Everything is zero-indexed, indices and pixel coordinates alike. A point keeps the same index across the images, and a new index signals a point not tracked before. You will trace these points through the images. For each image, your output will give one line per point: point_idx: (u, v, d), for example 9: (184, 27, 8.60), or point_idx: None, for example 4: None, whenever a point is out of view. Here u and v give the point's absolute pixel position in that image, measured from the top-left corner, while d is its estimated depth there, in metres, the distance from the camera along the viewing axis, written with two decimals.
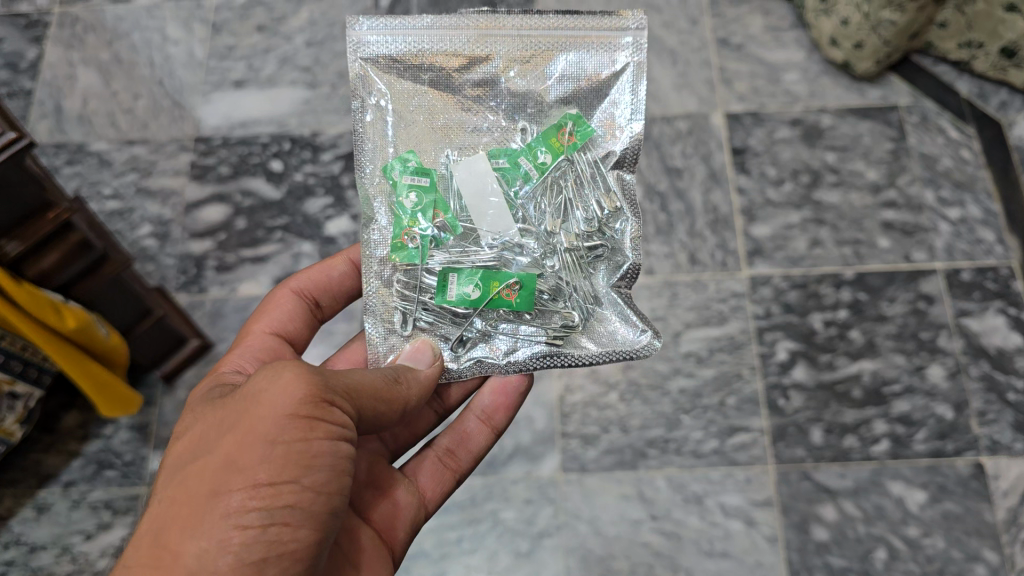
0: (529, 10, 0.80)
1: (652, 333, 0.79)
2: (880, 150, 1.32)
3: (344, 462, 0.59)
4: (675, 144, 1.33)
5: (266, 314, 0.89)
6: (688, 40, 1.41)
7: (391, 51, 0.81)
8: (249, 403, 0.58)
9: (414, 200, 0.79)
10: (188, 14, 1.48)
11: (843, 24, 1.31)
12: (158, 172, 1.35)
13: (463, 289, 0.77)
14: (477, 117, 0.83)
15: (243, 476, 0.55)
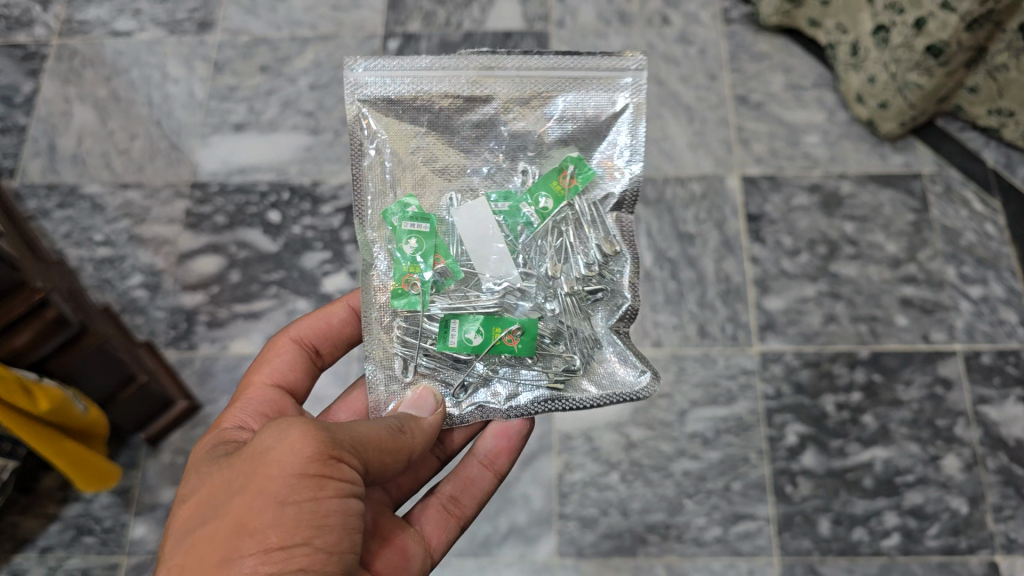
0: (528, 51, 0.80)
1: (651, 374, 0.78)
2: (901, 222, 1.27)
3: (352, 519, 0.61)
4: (688, 207, 1.28)
5: (265, 364, 0.88)
6: (705, 96, 1.36)
7: (388, 92, 0.81)
8: (257, 464, 0.60)
9: (414, 245, 0.80)
10: (190, 51, 1.43)
11: (870, 82, 1.25)
12: (151, 219, 1.31)
13: (465, 334, 0.77)
14: (476, 159, 0.83)
15: (257, 540, 0.56)
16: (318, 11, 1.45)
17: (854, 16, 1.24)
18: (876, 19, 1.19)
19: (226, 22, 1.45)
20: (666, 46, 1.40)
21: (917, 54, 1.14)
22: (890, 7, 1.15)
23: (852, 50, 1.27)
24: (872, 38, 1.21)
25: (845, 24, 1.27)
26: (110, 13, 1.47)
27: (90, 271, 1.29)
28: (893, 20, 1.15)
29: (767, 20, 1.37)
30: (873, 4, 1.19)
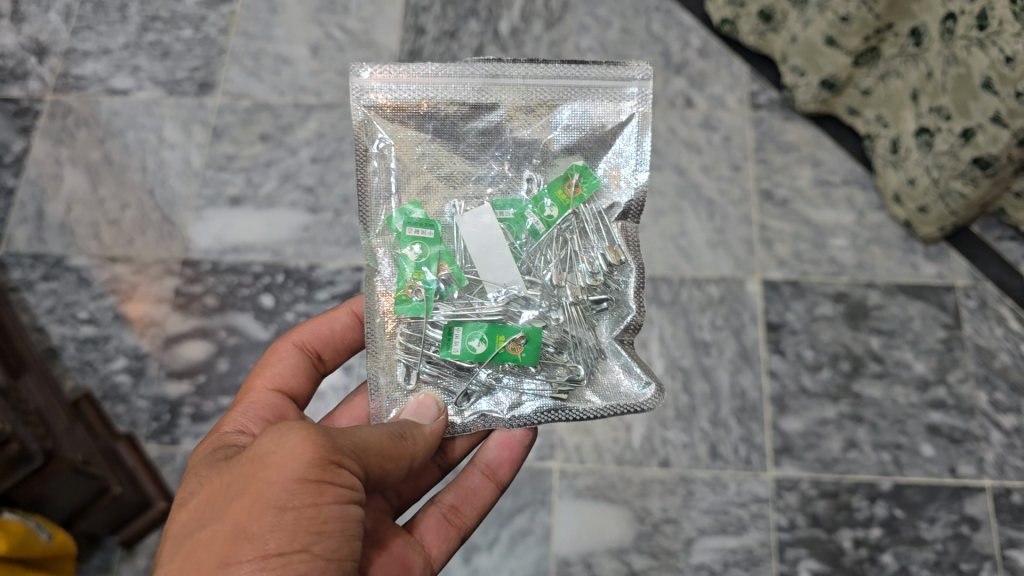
0: (535, 59, 0.76)
1: (656, 386, 0.74)
2: (931, 338, 1.19)
3: (352, 524, 0.57)
4: (704, 312, 1.21)
5: (267, 368, 0.80)
6: (728, 189, 1.28)
7: (392, 97, 0.76)
8: (255, 467, 0.56)
9: (418, 251, 0.75)
10: (188, 115, 1.37)
11: (910, 183, 1.13)
12: (138, 297, 1.25)
13: (468, 342, 0.73)
14: (483, 168, 0.78)
15: (255, 546, 0.53)
16: (324, 77, 1.38)
17: (896, 111, 1.13)
18: (918, 120, 1.07)
19: (226, 85, 1.38)
20: (689, 131, 1.32)
21: (963, 164, 1.02)
22: (935, 110, 1.03)
23: (892, 147, 1.15)
24: (914, 139, 1.09)
25: (887, 117, 1.15)
26: (107, 69, 1.41)
27: (73, 351, 1.23)
28: (937, 124, 1.04)
29: (801, 106, 1.26)
30: (917, 104, 1.07)
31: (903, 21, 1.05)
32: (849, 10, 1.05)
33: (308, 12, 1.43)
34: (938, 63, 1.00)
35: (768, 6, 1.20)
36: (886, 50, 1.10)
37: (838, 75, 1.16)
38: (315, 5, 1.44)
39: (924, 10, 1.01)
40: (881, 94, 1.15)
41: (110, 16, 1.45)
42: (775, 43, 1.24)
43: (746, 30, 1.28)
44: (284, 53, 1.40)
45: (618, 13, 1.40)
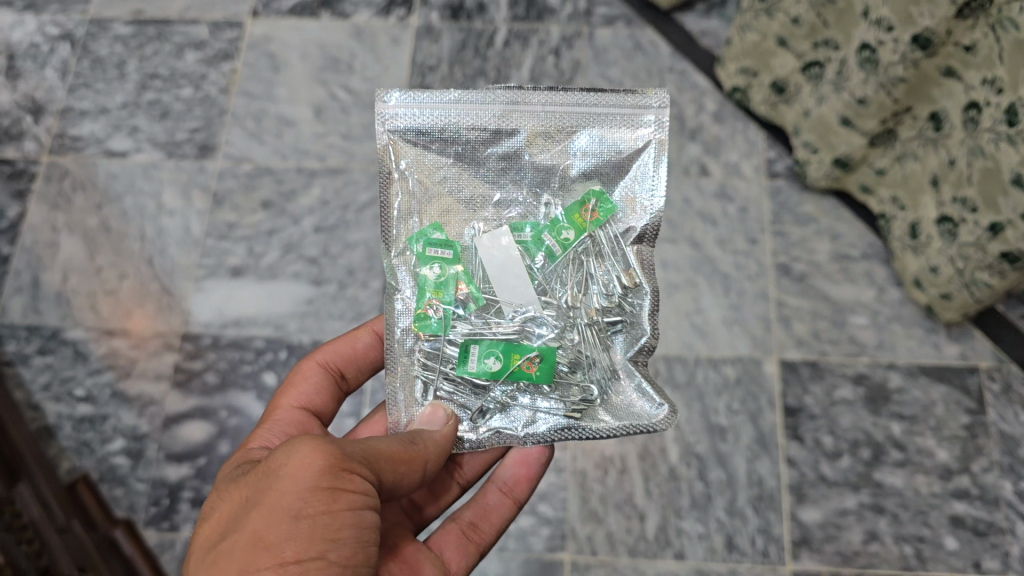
0: (555, 86, 0.74)
1: (670, 407, 0.72)
2: (954, 424, 1.15)
3: (366, 530, 0.58)
4: (720, 394, 1.17)
5: (292, 387, 0.81)
6: (744, 263, 1.24)
7: (414, 121, 0.75)
8: (270, 480, 0.58)
9: (437, 271, 0.74)
10: (188, 179, 1.33)
11: (932, 271, 1.04)
12: (137, 374, 1.21)
13: (483, 360, 0.72)
14: (503, 191, 0.77)
15: (273, 555, 0.54)
16: (328, 141, 1.34)
17: (914, 195, 1.05)
18: (940, 207, 0.99)
19: (227, 147, 1.34)
20: (704, 202, 1.28)
21: (991, 258, 0.92)
22: (959, 200, 0.94)
23: (912, 232, 1.06)
24: (936, 227, 1.00)
25: (903, 200, 1.07)
26: (105, 129, 1.37)
27: (69, 430, 1.19)
28: (962, 215, 0.95)
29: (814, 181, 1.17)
30: (938, 190, 0.98)
31: (922, 104, 0.96)
32: (865, 92, 0.96)
33: (312, 71, 1.40)
34: (963, 153, 0.92)
35: (781, 78, 1.12)
36: (903, 132, 1.01)
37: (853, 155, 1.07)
38: (319, 64, 1.40)
39: (945, 94, 0.92)
40: (898, 175, 1.06)
41: (108, 74, 1.41)
42: (787, 115, 1.16)
43: (758, 100, 1.19)
44: (286, 114, 1.36)
45: (631, 75, 1.36)
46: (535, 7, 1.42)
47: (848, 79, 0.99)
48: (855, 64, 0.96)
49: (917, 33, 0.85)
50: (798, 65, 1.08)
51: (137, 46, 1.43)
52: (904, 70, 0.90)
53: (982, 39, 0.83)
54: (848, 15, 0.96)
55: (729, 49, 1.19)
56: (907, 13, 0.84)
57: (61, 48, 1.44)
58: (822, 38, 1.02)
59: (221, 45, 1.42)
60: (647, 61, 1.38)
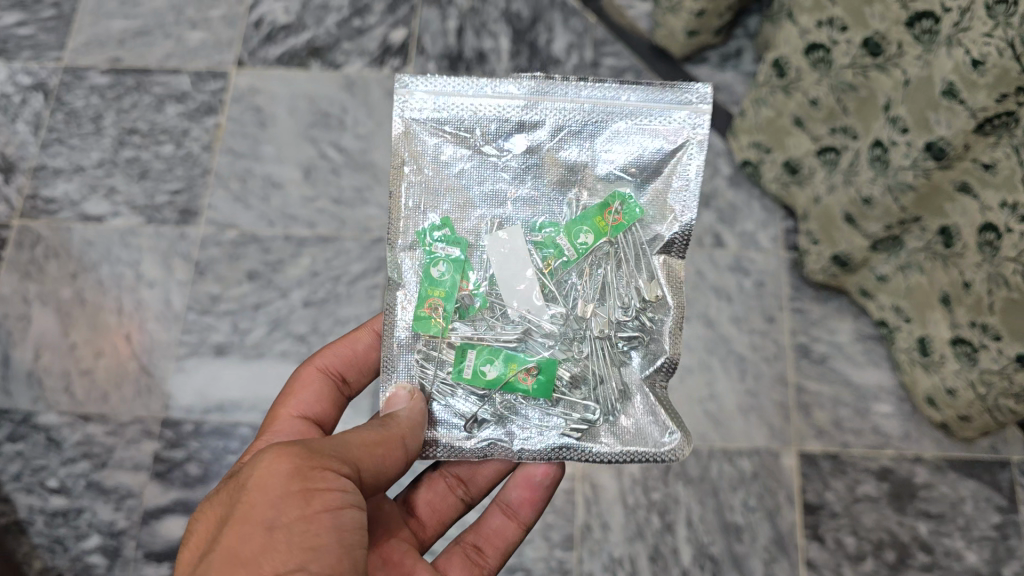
0: (585, 77, 0.69)
1: (682, 436, 0.66)
2: (984, 524, 1.08)
3: (349, 535, 0.55)
4: (736, 489, 1.10)
5: (290, 395, 0.74)
6: (761, 343, 1.17)
7: (434, 107, 0.70)
8: (240, 495, 0.55)
9: (443, 270, 0.68)
10: (169, 247, 1.24)
11: (949, 392, 0.97)
12: (114, 463, 1.13)
13: (480, 368, 0.67)
14: (522, 184, 0.70)
15: (250, 568, 0.51)
16: (317, 205, 1.26)
17: (920, 309, 0.98)
18: (954, 328, 0.91)
19: (210, 212, 1.26)
20: (718, 276, 1.20)
21: (1018, 389, 0.84)
22: (978, 325, 0.86)
23: (921, 348, 1.00)
24: (951, 347, 0.92)
25: (908, 311, 1.00)
26: (80, 190, 1.28)
27: (41, 526, 1.11)
28: (982, 340, 0.87)
29: (811, 273, 1.11)
30: (951, 310, 0.90)
31: (932, 217, 0.87)
32: (872, 191, 0.90)
33: (300, 127, 1.31)
34: (980, 277, 0.83)
35: (796, 158, 1.05)
36: (909, 241, 0.94)
37: (853, 254, 1.01)
38: (307, 119, 1.31)
39: (957, 211, 0.83)
40: (902, 284, 0.99)
41: (83, 128, 1.32)
42: (799, 199, 1.09)
43: (769, 177, 1.13)
44: (273, 175, 1.28)
45: None
46: (539, 59, 1.33)
47: (856, 173, 0.93)
48: (866, 159, 0.90)
49: (932, 140, 0.77)
50: (813, 148, 1.01)
51: (115, 98, 1.34)
52: (914, 178, 0.82)
53: (1004, 158, 0.73)
54: (870, 106, 0.89)
55: (743, 121, 1.12)
56: (924, 118, 0.77)
57: (33, 99, 1.35)
58: (841, 125, 0.94)
59: (204, 98, 1.34)
60: None
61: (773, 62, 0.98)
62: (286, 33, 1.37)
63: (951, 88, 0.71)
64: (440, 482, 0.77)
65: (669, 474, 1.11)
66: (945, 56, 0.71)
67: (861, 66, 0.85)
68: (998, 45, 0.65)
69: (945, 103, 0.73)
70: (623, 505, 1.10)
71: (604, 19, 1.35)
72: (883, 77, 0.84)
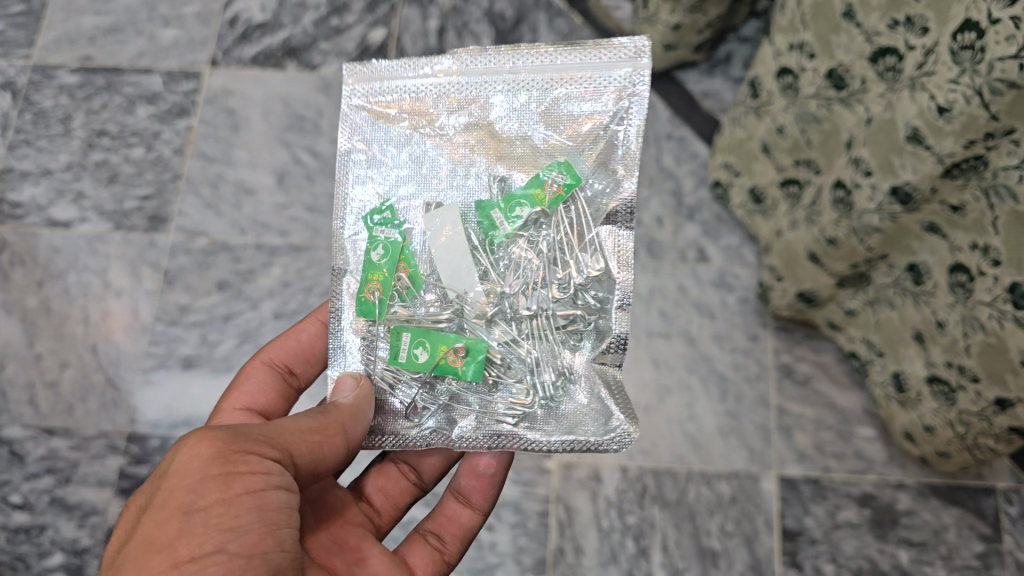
0: (517, 44, 0.66)
1: (631, 424, 0.63)
2: (967, 553, 1.06)
3: (274, 515, 0.52)
4: (713, 514, 1.08)
5: (234, 389, 0.70)
6: (743, 363, 1.14)
7: (370, 91, 0.69)
8: (160, 483, 0.52)
9: (381, 253, 0.66)
10: (138, 255, 1.21)
11: (927, 430, 0.95)
12: (78, 479, 1.11)
13: (412, 351, 0.64)
14: (463, 160, 0.68)
15: (165, 554, 0.48)
16: (290, 212, 1.22)
17: (894, 344, 0.95)
18: (930, 367, 0.88)
19: (180, 219, 1.22)
20: (701, 291, 1.17)
21: (999, 430, 0.82)
22: (955, 366, 0.83)
23: (896, 384, 0.97)
24: (928, 386, 0.90)
25: (879, 345, 0.99)
26: (47, 194, 1.25)
27: (3, 542, 1.10)
28: (959, 381, 0.84)
29: (776, 308, 1.09)
30: (926, 348, 0.88)
31: (900, 254, 0.85)
32: (836, 233, 0.86)
33: (274, 130, 1.27)
34: (954, 318, 0.80)
35: (761, 187, 1.04)
36: (877, 278, 0.92)
37: (820, 291, 0.98)
38: (281, 122, 1.27)
39: (926, 249, 0.81)
40: (872, 319, 0.98)
41: (52, 129, 1.29)
42: (762, 229, 1.08)
43: (737, 201, 1.12)
44: (245, 181, 1.24)
45: None
46: None
47: (821, 213, 0.89)
48: (828, 200, 0.86)
49: (897, 185, 0.73)
50: (777, 178, 0.99)
51: (84, 98, 1.30)
52: (880, 221, 0.79)
53: (974, 201, 0.71)
54: (833, 141, 0.85)
55: (721, 140, 1.12)
56: (888, 161, 0.73)
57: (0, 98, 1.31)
58: (804, 157, 0.91)
59: (176, 99, 1.29)
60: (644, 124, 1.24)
61: (751, 82, 0.97)
62: (261, 32, 1.32)
63: (915, 132, 0.68)
64: (392, 468, 0.75)
65: (645, 497, 1.08)
66: (908, 100, 0.68)
67: (826, 98, 0.82)
68: (964, 92, 0.61)
69: (910, 148, 0.69)
70: (597, 528, 1.08)
71: (590, 21, 1.30)
72: (846, 112, 0.80)
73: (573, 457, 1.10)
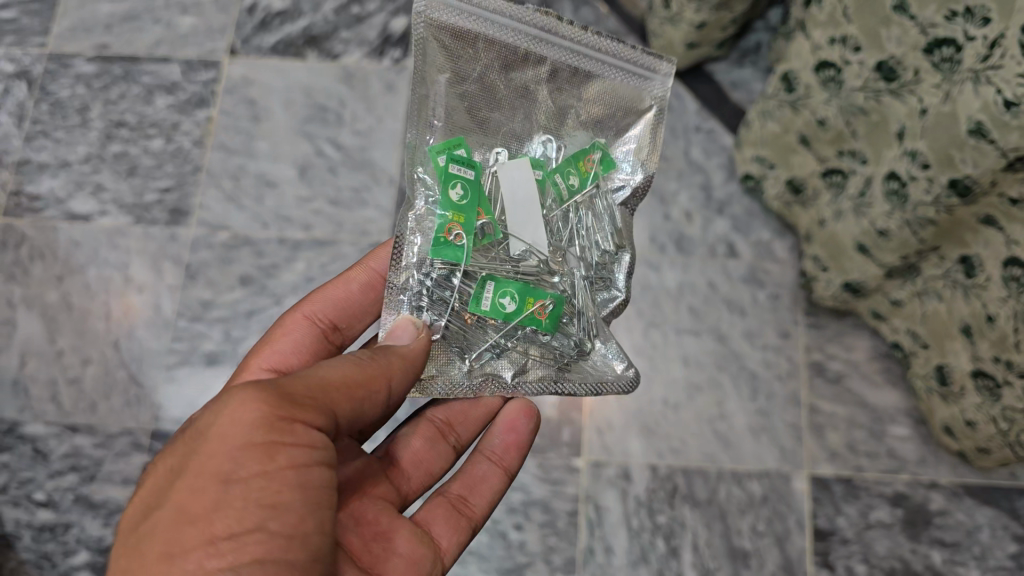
0: (587, 26, 0.65)
1: (633, 369, 0.66)
2: (1000, 553, 1.05)
3: (316, 491, 0.49)
4: (744, 514, 1.07)
5: (265, 345, 0.67)
6: (774, 360, 1.12)
7: (448, 15, 0.62)
8: (199, 439, 0.49)
9: (461, 193, 0.61)
10: (159, 249, 1.19)
11: (969, 424, 0.94)
12: (102, 476, 1.10)
13: (499, 300, 0.61)
14: (509, 121, 0.66)
15: (203, 526, 0.46)
16: (313, 206, 1.20)
17: (938, 337, 0.94)
18: (976, 361, 0.87)
19: (202, 212, 1.20)
20: (731, 288, 1.15)
21: None
22: (1003, 361, 0.82)
23: (939, 377, 0.96)
24: (972, 380, 0.89)
25: (924, 338, 0.97)
26: (65, 187, 1.23)
27: (28, 541, 1.09)
28: (1005, 377, 0.83)
29: (820, 298, 1.07)
30: (972, 342, 0.86)
31: (952, 246, 0.84)
32: (889, 225, 0.85)
33: (295, 122, 1.24)
34: (1005, 314, 0.79)
35: (799, 178, 1.02)
36: (927, 269, 0.90)
37: (866, 282, 0.96)
38: (302, 113, 1.24)
39: (980, 241, 0.80)
40: (918, 310, 0.96)
41: (69, 120, 1.27)
42: (802, 218, 1.07)
43: (771, 194, 1.09)
44: (267, 173, 1.22)
45: None
46: None
47: (871, 205, 0.88)
48: (881, 192, 0.85)
49: (956, 178, 0.71)
50: (818, 169, 0.98)
51: (101, 87, 1.28)
52: (936, 213, 0.78)
53: None
54: (881, 131, 0.84)
55: (749, 133, 1.09)
56: (947, 155, 0.71)
57: (16, 88, 1.28)
58: (849, 148, 0.91)
59: (195, 89, 1.27)
60: (673, 117, 1.22)
61: (783, 75, 0.95)
62: (280, 20, 1.28)
63: (979, 127, 0.65)
64: (426, 428, 0.71)
65: (676, 496, 1.07)
66: (972, 93, 0.66)
67: (874, 89, 0.81)
68: None
69: (972, 142, 0.67)
70: (628, 527, 1.07)
71: (617, 10, 1.27)
72: (896, 103, 0.79)
73: (602, 455, 1.09)
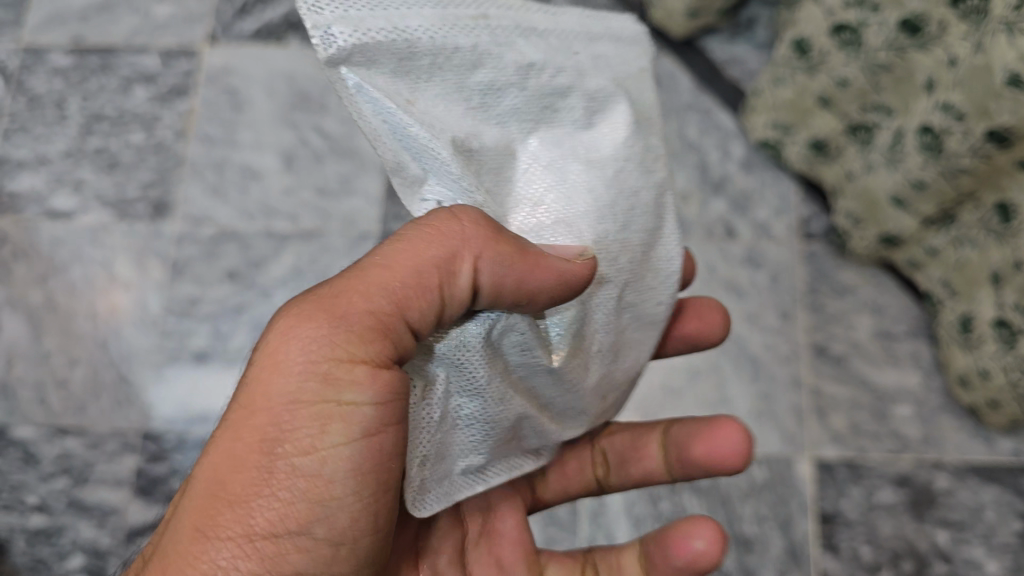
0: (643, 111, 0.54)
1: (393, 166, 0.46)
2: (1006, 531, 1.03)
3: (367, 477, 0.45)
4: (746, 500, 1.05)
5: None
6: (774, 343, 1.10)
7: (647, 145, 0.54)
8: (247, 371, 0.45)
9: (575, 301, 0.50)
10: (144, 245, 1.17)
11: (982, 375, 0.94)
12: (94, 479, 1.08)
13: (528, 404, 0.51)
14: (625, 149, 0.51)
15: (223, 518, 0.42)
16: (300, 197, 1.17)
17: (968, 285, 0.93)
18: (999, 309, 0.86)
19: (186, 206, 1.18)
20: (730, 270, 1.13)
21: None
22: None
23: (962, 325, 0.95)
24: (992, 328, 0.88)
25: (955, 286, 0.96)
26: (46, 184, 1.20)
27: (22, 546, 1.07)
28: None
29: (854, 251, 1.07)
30: (998, 290, 0.86)
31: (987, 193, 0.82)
32: (923, 176, 0.83)
33: (280, 110, 1.21)
34: None
35: (822, 137, 1.00)
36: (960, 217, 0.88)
37: (903, 233, 0.96)
38: (286, 101, 1.21)
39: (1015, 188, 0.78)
40: (952, 258, 0.93)
41: (47, 115, 1.23)
42: (826, 174, 1.05)
43: (792, 156, 1.08)
44: (251, 164, 1.19)
45: None
46: None
47: (902, 158, 0.85)
48: (913, 146, 0.82)
49: (994, 128, 0.69)
50: (842, 126, 0.96)
51: (79, 81, 1.24)
52: (971, 162, 0.75)
53: None
54: (908, 84, 0.82)
55: (760, 98, 1.07)
56: (982, 106, 0.69)
57: None
58: (874, 103, 0.88)
59: (175, 79, 1.23)
60: (665, 96, 1.19)
61: (794, 41, 0.92)
62: (261, 5, 1.25)
63: (1014, 76, 0.63)
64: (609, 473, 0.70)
65: (677, 483, 1.06)
66: (1003, 43, 0.63)
67: (898, 45, 0.78)
68: None
69: (1008, 94, 0.65)
70: (630, 516, 1.05)
71: None
72: (924, 56, 0.76)
73: None
